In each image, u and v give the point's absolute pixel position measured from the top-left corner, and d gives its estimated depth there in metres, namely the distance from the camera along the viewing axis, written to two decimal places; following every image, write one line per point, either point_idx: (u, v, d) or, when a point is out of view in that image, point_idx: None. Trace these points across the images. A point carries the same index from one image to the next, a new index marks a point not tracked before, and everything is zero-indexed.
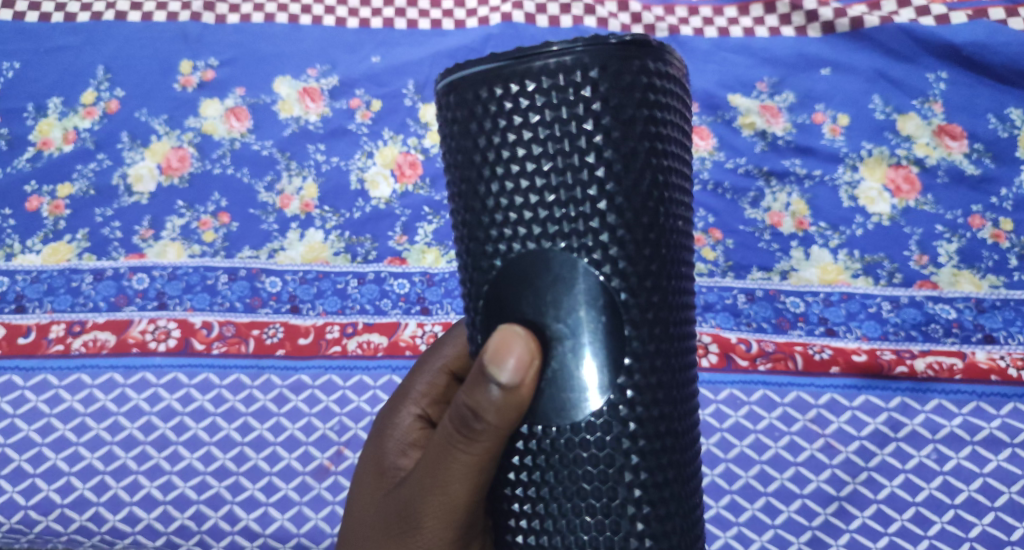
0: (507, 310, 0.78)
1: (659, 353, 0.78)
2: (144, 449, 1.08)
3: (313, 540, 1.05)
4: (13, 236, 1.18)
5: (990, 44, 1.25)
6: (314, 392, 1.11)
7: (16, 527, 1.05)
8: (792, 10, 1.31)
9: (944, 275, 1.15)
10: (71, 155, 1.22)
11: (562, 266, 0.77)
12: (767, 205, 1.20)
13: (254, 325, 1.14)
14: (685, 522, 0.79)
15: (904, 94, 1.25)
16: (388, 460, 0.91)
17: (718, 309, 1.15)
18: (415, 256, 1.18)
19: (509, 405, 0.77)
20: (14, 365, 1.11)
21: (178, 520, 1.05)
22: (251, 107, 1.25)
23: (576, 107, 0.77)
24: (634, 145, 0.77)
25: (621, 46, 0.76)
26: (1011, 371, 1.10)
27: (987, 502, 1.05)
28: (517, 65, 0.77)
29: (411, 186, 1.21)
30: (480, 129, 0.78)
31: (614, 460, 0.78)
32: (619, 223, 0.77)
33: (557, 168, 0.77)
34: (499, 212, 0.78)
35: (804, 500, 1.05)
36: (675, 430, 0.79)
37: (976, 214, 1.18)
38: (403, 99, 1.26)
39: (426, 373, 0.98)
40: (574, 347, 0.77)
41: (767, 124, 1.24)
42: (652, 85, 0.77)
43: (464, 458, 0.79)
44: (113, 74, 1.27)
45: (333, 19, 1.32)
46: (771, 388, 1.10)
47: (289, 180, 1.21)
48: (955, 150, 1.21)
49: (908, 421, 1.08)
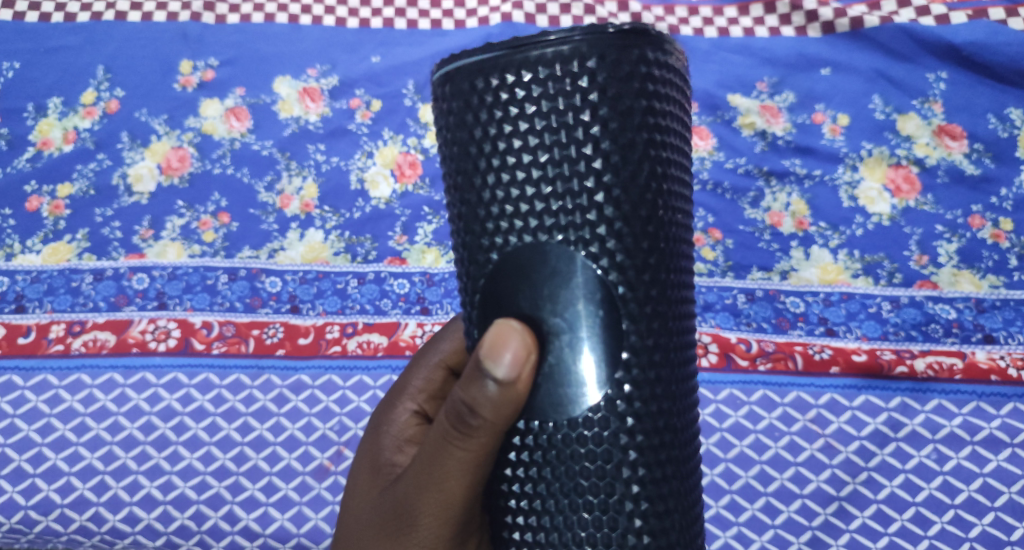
0: (504, 303, 0.78)
1: (658, 348, 0.78)
2: (144, 449, 1.08)
3: (313, 540, 1.05)
4: (13, 236, 1.18)
5: (991, 44, 1.25)
6: (314, 392, 1.11)
7: (16, 527, 1.05)
8: (792, 10, 1.31)
9: (944, 275, 1.15)
10: (71, 155, 1.22)
11: (560, 259, 0.77)
12: (767, 205, 1.20)
13: (254, 325, 1.14)
14: (684, 519, 0.79)
15: (904, 94, 1.25)
16: (383, 456, 0.91)
17: (718, 309, 1.15)
18: (416, 256, 1.18)
19: (505, 401, 0.77)
20: (14, 365, 1.11)
21: (178, 520, 1.05)
22: (251, 107, 1.25)
23: (573, 98, 0.76)
24: (632, 136, 0.77)
25: (620, 35, 0.76)
26: (1012, 371, 1.10)
27: (987, 503, 1.05)
28: (514, 55, 0.77)
29: (411, 186, 1.21)
30: (476, 120, 0.78)
31: (611, 456, 0.78)
32: (617, 215, 0.77)
33: (554, 159, 0.77)
34: (495, 205, 0.78)
35: (804, 500, 1.05)
36: (674, 425, 0.79)
37: (976, 214, 1.18)
38: (403, 99, 1.26)
39: (424, 367, 0.98)
40: (571, 341, 0.77)
41: (767, 124, 1.24)
42: (651, 74, 0.77)
43: (460, 454, 0.79)
44: (114, 74, 1.27)
45: (333, 19, 1.32)
46: (771, 388, 1.10)
47: (289, 180, 1.21)
48: (955, 150, 1.21)
49: (908, 421, 1.08)
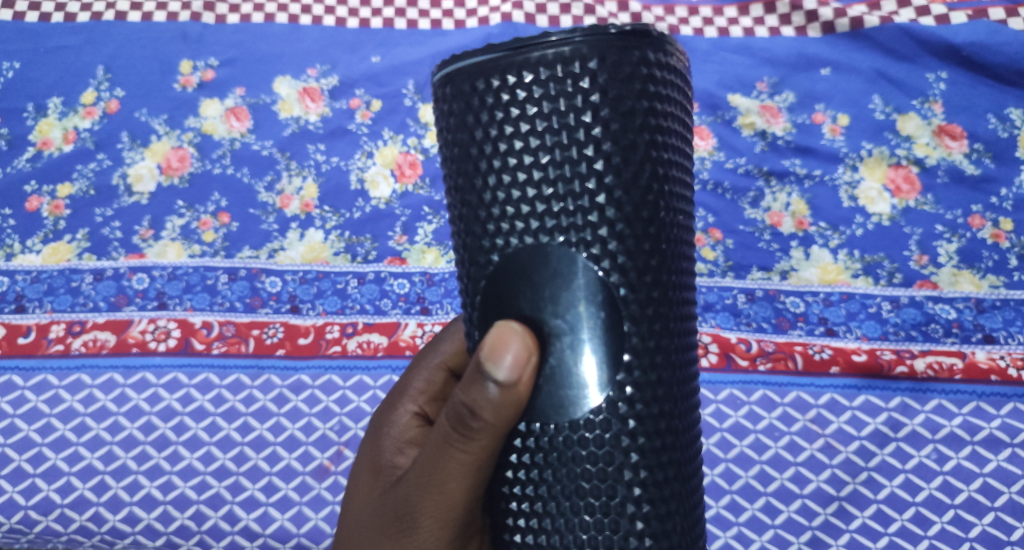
0: (506, 304, 0.78)
1: (659, 349, 0.78)
2: (144, 449, 1.08)
3: (313, 540, 1.05)
4: (13, 236, 1.18)
5: (991, 44, 1.25)
6: (314, 392, 1.11)
7: (16, 527, 1.05)
8: (792, 10, 1.31)
9: (944, 275, 1.15)
10: (71, 155, 1.22)
11: (561, 261, 0.77)
12: (767, 205, 1.20)
13: (255, 325, 1.14)
14: (685, 521, 0.79)
15: (904, 94, 1.25)
16: (383, 458, 0.91)
17: (718, 309, 1.15)
18: (416, 256, 1.18)
19: (506, 403, 0.77)
20: (14, 365, 1.11)
21: (178, 520, 1.05)
22: (251, 107, 1.25)
23: (574, 99, 0.76)
24: (634, 138, 0.77)
25: (621, 37, 0.76)
26: (1012, 371, 1.10)
27: (987, 503, 1.05)
28: (515, 56, 0.77)
29: (411, 186, 1.21)
30: (477, 121, 0.78)
31: (613, 458, 0.78)
32: (618, 216, 0.77)
33: (556, 161, 0.77)
34: (497, 207, 0.78)
35: (804, 500, 1.05)
36: (675, 427, 0.79)
37: (976, 214, 1.18)
38: (403, 99, 1.26)
39: (425, 369, 0.98)
40: (572, 343, 0.77)
41: (767, 124, 1.24)
42: (652, 76, 0.77)
43: (461, 457, 0.79)
44: (114, 74, 1.27)
45: (333, 19, 1.32)
46: (771, 388, 1.10)
47: (289, 180, 1.21)
48: (955, 151, 1.21)
49: (908, 421, 1.08)
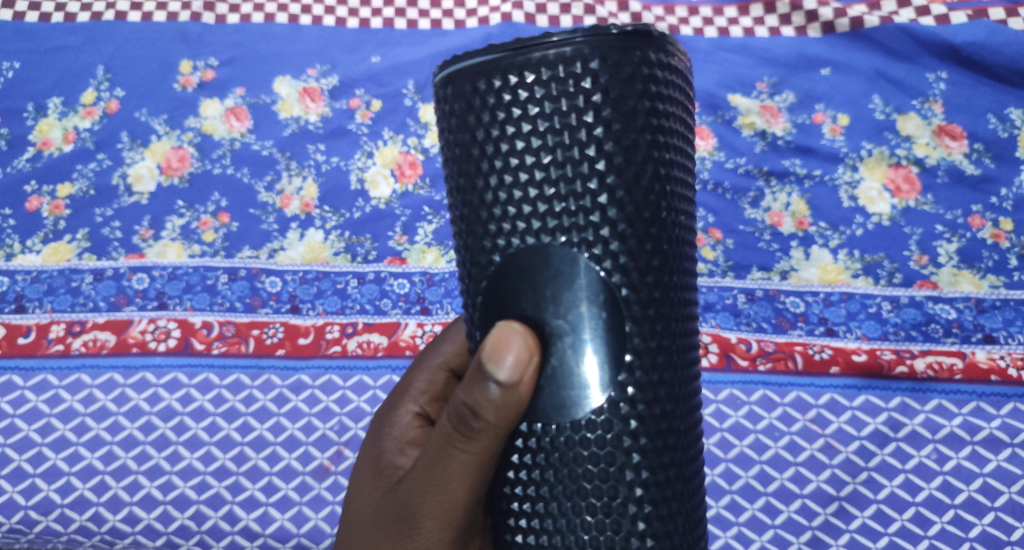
0: (507, 305, 0.78)
1: (661, 350, 0.78)
2: (144, 449, 1.08)
3: (313, 540, 1.05)
4: (13, 236, 1.18)
5: (991, 44, 1.25)
6: (314, 392, 1.11)
7: (16, 527, 1.05)
8: (792, 10, 1.31)
9: (944, 275, 1.15)
10: (71, 155, 1.22)
11: (562, 261, 0.77)
12: (767, 205, 1.20)
13: (255, 325, 1.14)
14: (687, 522, 0.79)
15: (904, 94, 1.25)
16: (384, 459, 0.91)
17: (718, 309, 1.15)
18: (416, 256, 1.18)
19: (508, 403, 0.77)
20: (14, 365, 1.12)
21: (178, 520, 1.05)
22: (251, 107, 1.25)
23: (576, 100, 0.76)
24: (635, 138, 0.77)
25: (622, 37, 0.76)
26: (1012, 371, 1.10)
27: (987, 502, 1.05)
28: (516, 57, 0.77)
29: (411, 186, 1.21)
30: (478, 121, 0.78)
31: (614, 458, 0.78)
32: (620, 217, 0.77)
33: (557, 161, 0.77)
34: (498, 207, 0.78)
35: (804, 500, 1.05)
36: (677, 427, 0.79)
37: (976, 214, 1.18)
38: (404, 99, 1.26)
39: (426, 369, 0.98)
40: (574, 343, 0.77)
41: (767, 124, 1.24)
42: (653, 76, 0.77)
43: (463, 457, 0.79)
44: (114, 74, 1.27)
45: (333, 19, 1.32)
46: (771, 388, 1.10)
47: (289, 180, 1.21)
48: (955, 150, 1.21)
49: (908, 421, 1.08)
